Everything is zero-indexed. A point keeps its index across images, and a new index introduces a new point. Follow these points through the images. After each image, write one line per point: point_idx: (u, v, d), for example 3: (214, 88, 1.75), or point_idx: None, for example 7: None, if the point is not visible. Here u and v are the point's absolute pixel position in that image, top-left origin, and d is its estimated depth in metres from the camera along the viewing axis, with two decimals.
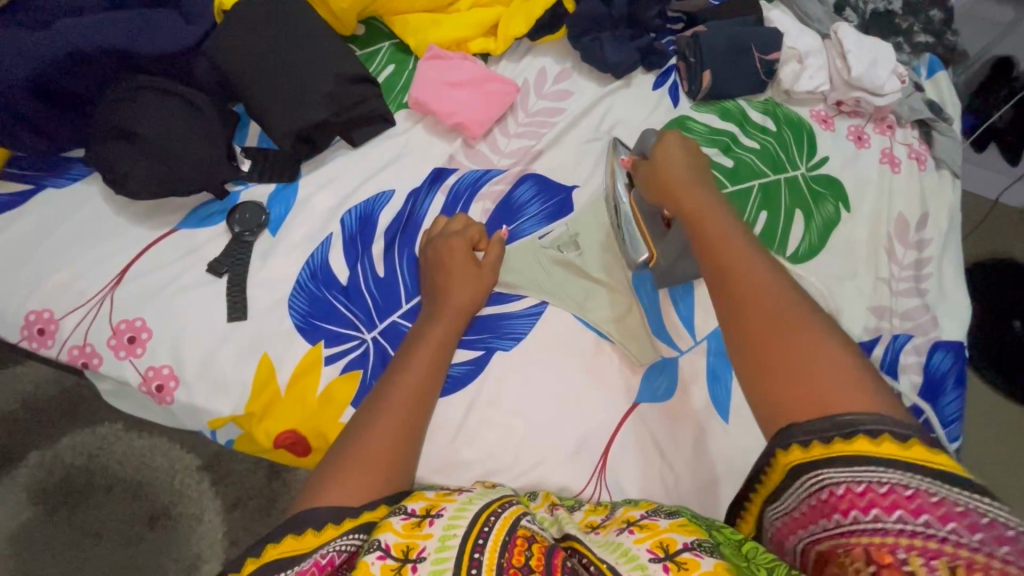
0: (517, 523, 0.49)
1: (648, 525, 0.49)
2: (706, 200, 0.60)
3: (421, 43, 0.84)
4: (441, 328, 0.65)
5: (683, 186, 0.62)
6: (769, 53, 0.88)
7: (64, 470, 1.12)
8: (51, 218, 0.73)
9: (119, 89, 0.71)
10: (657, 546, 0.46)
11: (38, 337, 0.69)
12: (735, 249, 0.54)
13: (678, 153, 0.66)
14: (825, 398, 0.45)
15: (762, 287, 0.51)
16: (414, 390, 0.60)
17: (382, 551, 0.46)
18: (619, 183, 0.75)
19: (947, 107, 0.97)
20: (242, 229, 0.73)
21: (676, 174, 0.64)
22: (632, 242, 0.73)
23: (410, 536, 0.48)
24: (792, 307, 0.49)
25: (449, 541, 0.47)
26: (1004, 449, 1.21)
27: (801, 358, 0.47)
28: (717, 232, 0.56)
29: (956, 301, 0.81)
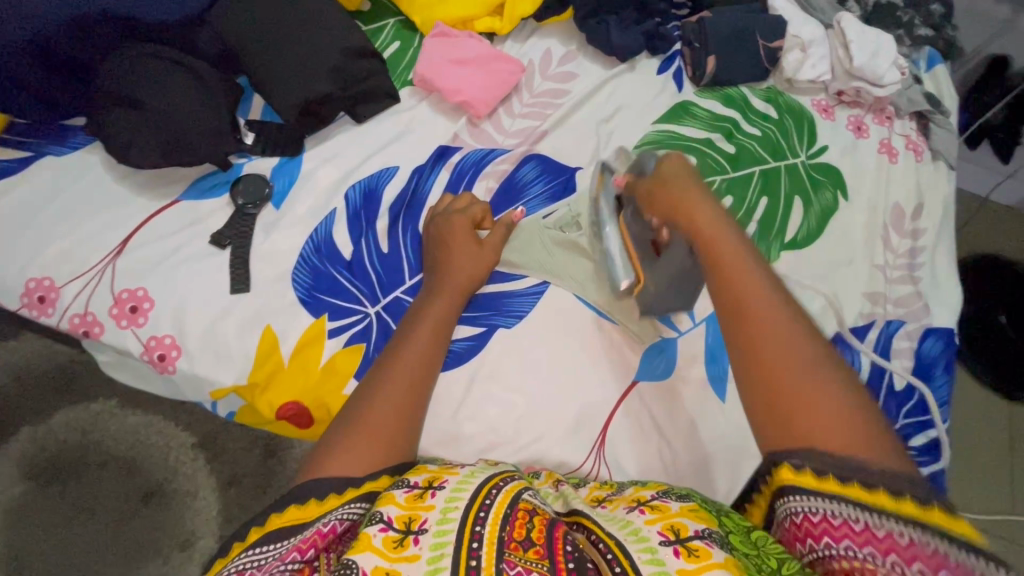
0: (519, 497, 0.50)
1: (659, 507, 0.50)
2: (718, 221, 0.55)
3: (427, 20, 0.83)
4: (441, 303, 0.66)
5: (693, 203, 0.57)
6: (773, 41, 0.89)
7: (57, 446, 1.12)
8: (51, 185, 0.72)
9: (122, 56, 0.70)
10: (668, 529, 0.47)
11: (38, 305, 0.68)
12: (753, 304, 0.51)
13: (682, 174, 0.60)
14: (843, 459, 0.45)
15: (774, 324, 0.50)
16: (417, 367, 0.61)
17: (384, 524, 0.48)
18: (603, 203, 0.70)
19: (945, 100, 0.98)
20: (245, 201, 0.72)
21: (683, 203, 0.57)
22: (614, 269, 0.68)
23: (412, 508, 0.50)
24: (810, 368, 0.48)
25: (450, 514, 0.48)
26: (986, 438, 1.24)
27: (821, 423, 0.46)
28: (734, 282, 0.52)
29: (948, 289, 0.82)
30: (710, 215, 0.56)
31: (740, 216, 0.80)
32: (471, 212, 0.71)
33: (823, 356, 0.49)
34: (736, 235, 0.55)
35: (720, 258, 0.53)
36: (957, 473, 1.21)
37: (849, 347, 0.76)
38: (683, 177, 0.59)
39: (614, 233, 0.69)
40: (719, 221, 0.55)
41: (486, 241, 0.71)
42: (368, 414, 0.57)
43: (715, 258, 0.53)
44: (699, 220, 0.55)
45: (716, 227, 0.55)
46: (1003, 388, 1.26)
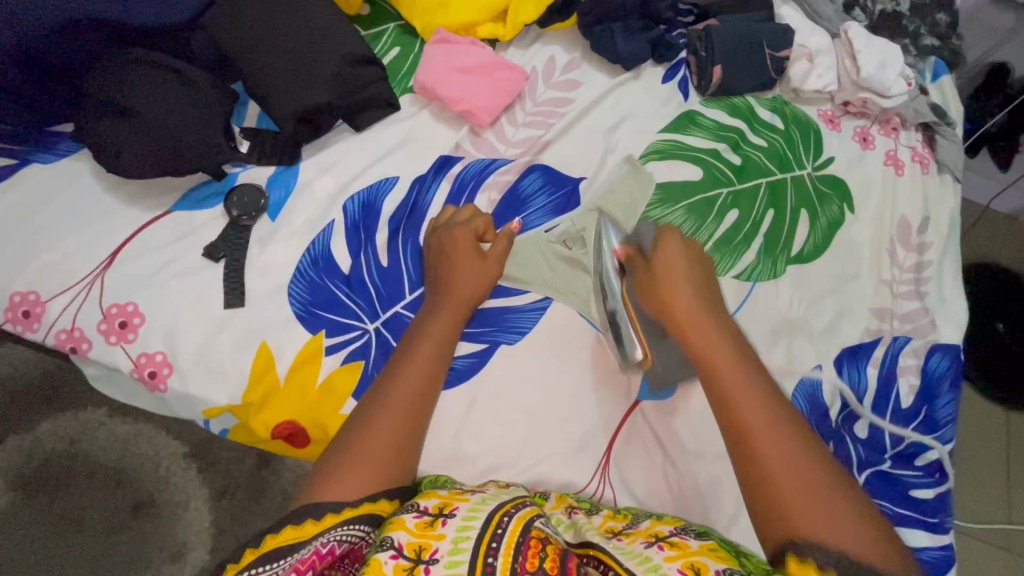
0: (530, 525, 0.49)
1: (678, 543, 0.49)
2: (701, 309, 0.58)
3: (428, 25, 0.81)
4: (442, 320, 0.64)
5: (677, 288, 0.60)
6: (781, 50, 0.88)
7: (44, 456, 1.09)
8: (38, 195, 0.69)
9: (113, 62, 0.67)
10: (688, 566, 0.45)
11: (23, 320, 0.66)
12: (741, 382, 0.52)
13: (675, 251, 0.63)
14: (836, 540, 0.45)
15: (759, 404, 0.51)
16: (416, 386, 0.59)
17: (395, 551, 0.46)
18: (608, 269, 0.67)
19: (951, 111, 0.97)
20: (240, 212, 0.70)
21: (668, 275, 0.61)
22: (624, 346, 0.66)
23: (423, 536, 0.48)
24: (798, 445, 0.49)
25: (462, 544, 0.47)
26: (985, 449, 1.24)
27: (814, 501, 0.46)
28: (722, 363, 0.54)
29: (955, 305, 0.81)
30: (695, 307, 0.58)
31: (746, 229, 0.79)
32: (473, 225, 0.69)
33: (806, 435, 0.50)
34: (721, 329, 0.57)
35: (708, 354, 0.55)
36: (956, 484, 1.21)
37: (853, 363, 0.75)
38: (669, 261, 0.62)
39: (624, 313, 0.66)
40: (704, 316, 0.58)
41: (488, 255, 0.68)
42: (364, 438, 0.55)
43: (700, 349, 0.56)
44: (682, 309, 0.58)
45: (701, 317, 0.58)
46: (1002, 398, 1.26)
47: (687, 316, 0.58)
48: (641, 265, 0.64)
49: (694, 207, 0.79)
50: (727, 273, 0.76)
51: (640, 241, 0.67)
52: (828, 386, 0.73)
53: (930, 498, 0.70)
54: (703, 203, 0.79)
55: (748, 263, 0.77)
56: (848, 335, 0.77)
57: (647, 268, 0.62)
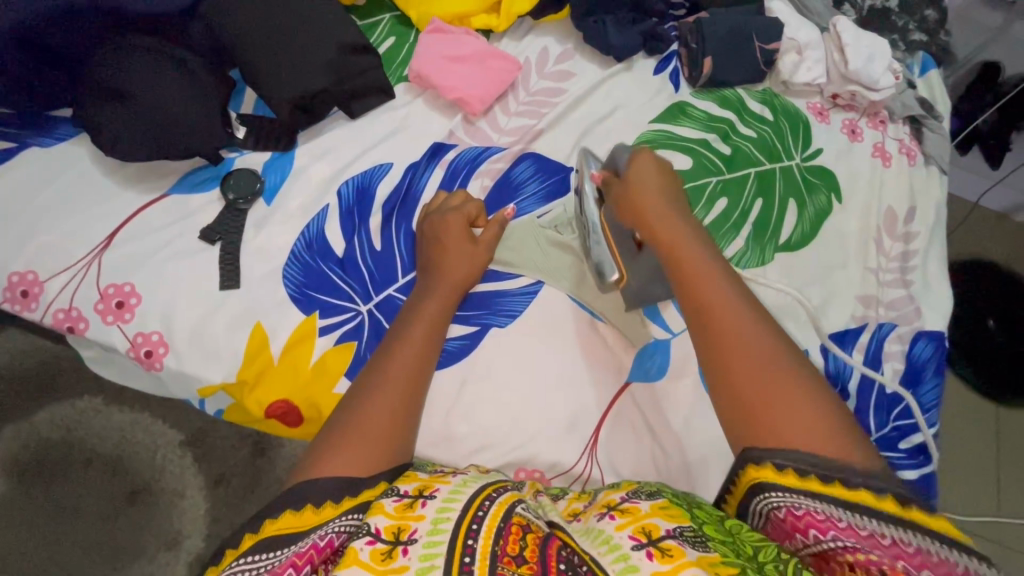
0: (512, 510, 0.50)
1: (628, 509, 0.49)
2: (677, 223, 0.59)
3: (424, 16, 0.83)
4: (435, 302, 0.65)
5: (655, 209, 0.61)
6: (770, 43, 0.89)
7: (41, 443, 1.10)
8: (37, 178, 0.70)
9: (112, 47, 0.69)
10: (640, 532, 0.46)
11: (21, 300, 0.67)
12: (715, 294, 0.54)
13: (651, 173, 0.64)
14: (802, 439, 0.47)
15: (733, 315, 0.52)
16: (411, 368, 0.60)
17: (372, 536, 0.48)
18: (589, 197, 0.70)
19: (938, 105, 0.99)
20: (236, 196, 0.71)
21: (645, 197, 0.62)
22: (599, 264, 0.69)
23: (402, 518, 0.49)
24: (770, 351, 0.51)
25: (442, 524, 0.48)
26: (975, 443, 1.25)
27: (782, 405, 0.48)
28: (697, 275, 0.55)
29: (940, 293, 0.83)
30: (671, 221, 0.60)
31: (735, 217, 0.80)
32: (465, 210, 0.70)
33: (778, 342, 0.52)
34: (700, 242, 0.58)
35: (685, 269, 0.56)
36: (945, 474, 1.22)
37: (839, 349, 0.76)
38: (647, 182, 0.63)
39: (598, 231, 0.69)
40: (681, 231, 0.59)
41: (480, 240, 0.70)
42: (360, 420, 0.56)
43: (677, 258, 0.57)
44: (659, 225, 0.59)
45: (678, 230, 0.59)
46: (991, 391, 1.27)
47: (665, 232, 0.59)
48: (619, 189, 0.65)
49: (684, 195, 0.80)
50: None
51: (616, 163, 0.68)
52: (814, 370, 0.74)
53: (914, 479, 0.72)
54: (694, 191, 0.81)
55: (737, 249, 0.79)
56: (834, 321, 0.78)
57: (623, 192, 0.64)
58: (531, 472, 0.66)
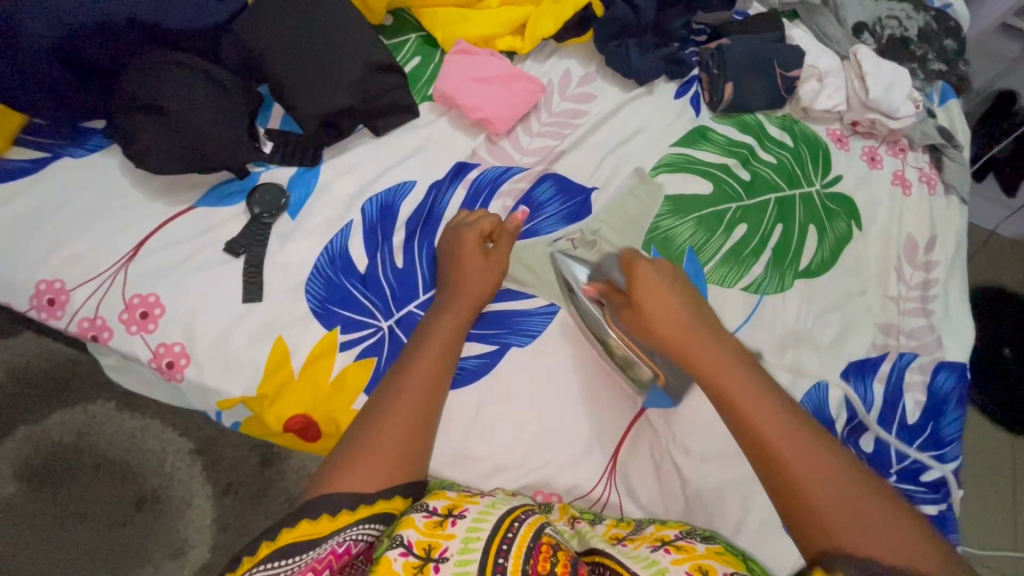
0: (541, 531, 0.51)
1: (685, 547, 0.51)
2: (700, 331, 0.58)
3: (449, 37, 0.84)
4: (450, 314, 0.65)
5: (690, 336, 0.58)
6: (791, 70, 0.90)
7: (51, 448, 1.10)
8: (67, 188, 0.72)
9: (146, 62, 0.70)
10: (696, 569, 0.48)
11: (47, 308, 0.68)
12: (751, 399, 0.54)
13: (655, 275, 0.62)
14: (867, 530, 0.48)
15: (776, 422, 0.53)
16: (425, 383, 0.60)
17: (405, 548, 0.49)
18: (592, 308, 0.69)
19: (958, 134, 0.99)
20: (261, 210, 0.72)
21: (655, 298, 0.60)
22: (631, 368, 0.68)
23: (433, 535, 0.50)
24: (823, 455, 0.51)
25: (472, 544, 0.49)
26: (992, 475, 1.23)
27: (844, 503, 0.49)
28: (730, 383, 0.55)
29: (961, 323, 0.82)
30: (697, 335, 0.58)
31: (754, 243, 0.80)
32: (479, 225, 0.70)
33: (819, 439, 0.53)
34: (716, 338, 0.58)
35: (716, 377, 0.55)
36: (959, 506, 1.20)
37: (859, 378, 0.76)
38: (659, 298, 0.60)
39: (613, 338, 0.68)
40: (701, 331, 0.58)
41: (494, 257, 0.70)
42: (374, 437, 0.56)
43: (730, 399, 0.54)
44: (683, 340, 0.58)
45: (721, 360, 0.56)
46: (1006, 421, 1.25)
47: (686, 339, 0.58)
48: (624, 301, 0.64)
49: (703, 220, 0.80)
50: (734, 285, 0.77)
51: (610, 275, 0.68)
52: (834, 399, 0.73)
53: (934, 514, 0.71)
54: (713, 217, 0.81)
55: (756, 276, 0.79)
56: (855, 348, 0.77)
57: (630, 306, 0.63)
58: (548, 496, 0.65)
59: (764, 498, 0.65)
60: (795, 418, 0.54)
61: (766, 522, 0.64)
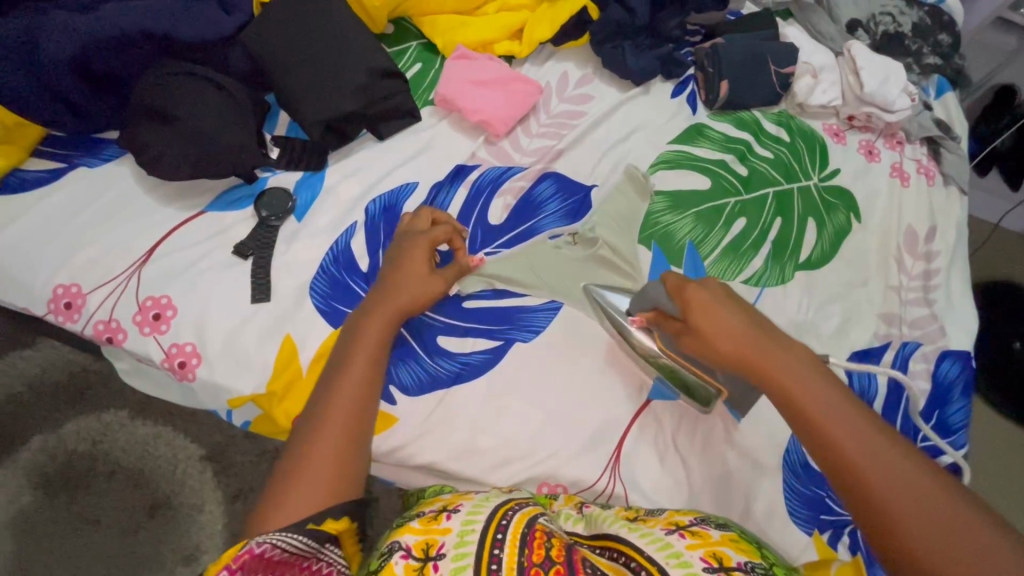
0: (535, 519, 0.53)
1: (699, 533, 0.51)
2: (774, 348, 0.55)
3: (449, 43, 0.87)
4: (376, 324, 0.64)
5: (771, 355, 0.54)
6: (785, 67, 0.92)
7: (66, 456, 1.12)
8: (82, 197, 0.74)
9: (157, 73, 0.73)
10: (711, 555, 0.48)
11: (64, 311, 0.70)
12: (827, 415, 0.51)
13: (710, 298, 0.57)
14: (968, 565, 0.45)
15: (858, 443, 0.50)
16: (354, 400, 0.59)
17: (405, 552, 0.50)
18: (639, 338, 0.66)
19: (955, 126, 1.00)
20: (268, 213, 0.74)
21: (715, 321, 0.56)
22: (694, 390, 0.66)
23: (428, 533, 0.52)
24: (912, 478, 0.48)
25: (467, 537, 0.50)
26: (1005, 470, 1.22)
27: (938, 531, 0.46)
28: (802, 399, 0.52)
29: (964, 312, 0.82)
30: (766, 352, 0.54)
31: (754, 236, 0.81)
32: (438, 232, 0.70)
33: (910, 462, 0.49)
34: (791, 355, 0.54)
35: (788, 393, 0.53)
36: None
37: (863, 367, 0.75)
38: (718, 316, 0.56)
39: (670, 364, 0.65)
40: (771, 347, 0.55)
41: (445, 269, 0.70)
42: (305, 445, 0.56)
43: (802, 411, 0.52)
44: (751, 357, 0.54)
45: (796, 377, 0.53)
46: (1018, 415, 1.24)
47: (755, 356, 0.54)
48: (680, 327, 0.59)
49: (702, 215, 0.81)
50: (734, 278, 0.78)
51: (658, 302, 0.64)
52: None
53: None
54: (711, 212, 0.82)
55: (756, 269, 0.79)
56: (857, 338, 0.78)
57: (687, 332, 0.58)
58: (553, 487, 0.66)
59: (770, 488, 0.65)
60: (884, 435, 0.51)
61: (772, 512, 0.65)
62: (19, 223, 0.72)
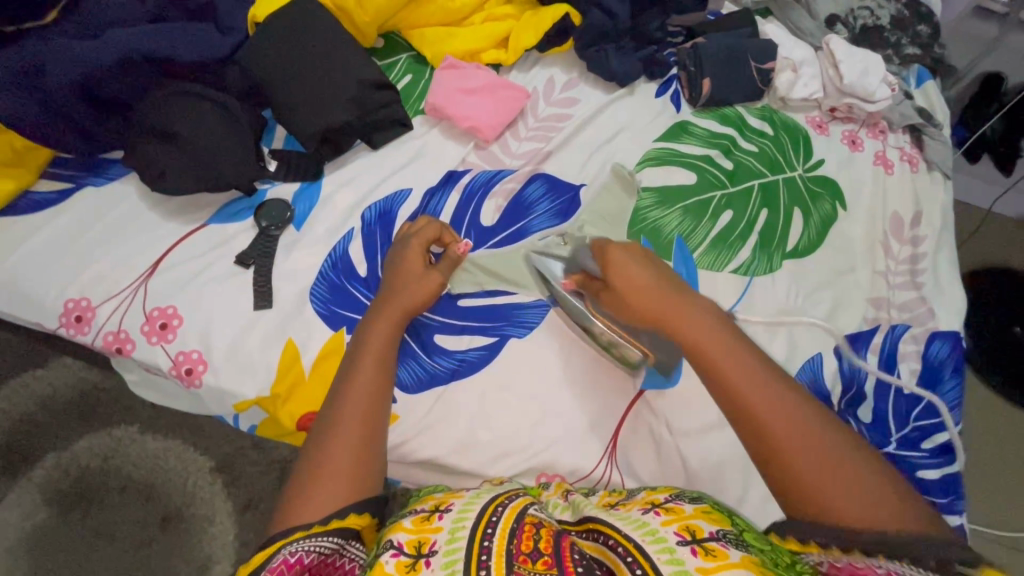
0: (524, 513, 0.54)
1: (673, 509, 0.53)
2: (681, 304, 0.58)
3: (438, 54, 0.90)
4: (383, 326, 0.66)
5: (686, 318, 0.57)
6: (766, 63, 0.94)
7: (79, 472, 1.15)
8: (90, 215, 0.77)
9: (159, 94, 0.76)
10: (684, 530, 0.50)
11: (74, 324, 0.72)
12: (730, 366, 0.55)
13: (626, 260, 0.60)
14: (842, 497, 0.50)
15: (754, 390, 0.54)
16: (368, 398, 0.61)
17: (396, 549, 0.51)
18: (574, 303, 0.70)
19: (937, 113, 1.02)
20: (268, 223, 0.77)
21: (631, 280, 0.59)
22: (622, 354, 0.69)
23: (421, 532, 0.53)
24: (797, 419, 0.53)
25: (459, 533, 0.51)
26: (1010, 454, 1.22)
27: (815, 464, 0.51)
28: (705, 350, 0.56)
29: (952, 294, 0.83)
30: (675, 310, 0.57)
31: (740, 228, 0.83)
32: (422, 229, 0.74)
33: (796, 402, 0.54)
34: (698, 310, 0.58)
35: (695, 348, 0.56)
36: (973, 484, 1.19)
37: (851, 350, 0.77)
38: (633, 277, 0.59)
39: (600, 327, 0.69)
40: (678, 304, 0.58)
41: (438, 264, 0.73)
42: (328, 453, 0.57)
43: (707, 363, 0.55)
44: (663, 316, 0.57)
45: (702, 331, 0.56)
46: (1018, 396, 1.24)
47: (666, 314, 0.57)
48: (602, 289, 0.63)
49: (689, 209, 0.83)
50: (722, 269, 0.80)
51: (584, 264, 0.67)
52: (829, 372, 0.76)
53: (936, 479, 0.70)
54: (698, 205, 0.84)
55: (743, 260, 0.81)
56: (846, 323, 0.79)
57: (609, 293, 0.62)
58: (552, 478, 0.67)
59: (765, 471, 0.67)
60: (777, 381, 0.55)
61: (768, 495, 0.66)
62: (30, 243, 0.75)
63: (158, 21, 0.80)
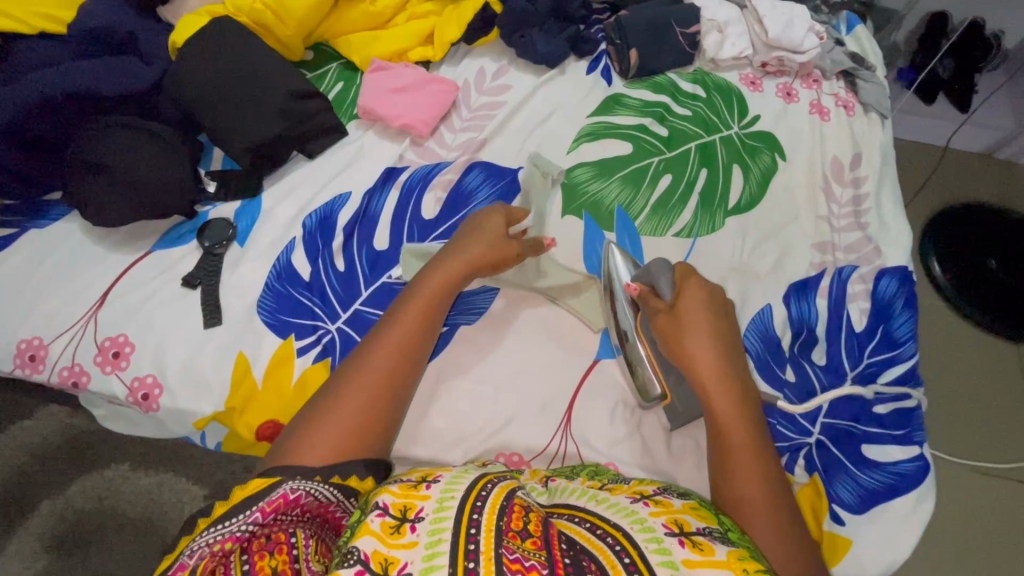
0: (513, 493, 0.50)
1: (662, 502, 0.52)
2: (725, 360, 0.61)
3: (366, 58, 0.91)
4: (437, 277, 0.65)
5: (721, 373, 0.60)
6: (690, 27, 0.95)
7: (75, 515, 1.15)
8: (37, 256, 0.78)
9: (89, 129, 0.77)
10: (672, 522, 0.49)
11: (30, 363, 0.73)
12: (744, 422, 0.57)
13: (700, 299, 0.64)
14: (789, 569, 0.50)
15: (752, 447, 0.56)
16: (403, 348, 0.60)
17: (381, 509, 0.48)
18: (622, 306, 0.71)
19: (870, 57, 1.02)
20: (211, 243, 0.78)
21: (692, 314, 0.63)
22: (644, 386, 0.67)
23: (408, 496, 0.50)
24: (774, 492, 0.54)
25: (447, 502, 0.48)
26: (993, 385, 1.22)
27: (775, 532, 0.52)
28: (723, 401, 0.58)
29: (898, 230, 0.84)
30: (717, 363, 0.60)
31: (680, 190, 0.84)
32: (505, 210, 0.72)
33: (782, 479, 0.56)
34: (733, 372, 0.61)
35: (713, 398, 0.59)
36: (942, 412, 1.19)
37: (800, 297, 0.78)
38: (699, 316, 0.63)
39: (643, 357, 0.68)
40: (722, 361, 0.60)
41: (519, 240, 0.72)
42: (348, 389, 0.56)
43: (719, 412, 0.58)
44: (704, 362, 0.60)
45: (731, 388, 0.59)
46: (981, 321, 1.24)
47: (705, 364, 0.60)
48: (663, 308, 0.66)
49: (627, 178, 0.84)
50: (666, 233, 0.81)
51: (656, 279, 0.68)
52: (778, 320, 0.76)
53: (890, 413, 0.71)
54: (636, 173, 0.85)
55: (686, 222, 0.82)
56: (794, 270, 0.80)
57: (669, 313, 0.64)
58: (510, 456, 0.68)
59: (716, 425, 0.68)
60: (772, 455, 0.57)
61: None
62: None
63: (82, 58, 0.82)
